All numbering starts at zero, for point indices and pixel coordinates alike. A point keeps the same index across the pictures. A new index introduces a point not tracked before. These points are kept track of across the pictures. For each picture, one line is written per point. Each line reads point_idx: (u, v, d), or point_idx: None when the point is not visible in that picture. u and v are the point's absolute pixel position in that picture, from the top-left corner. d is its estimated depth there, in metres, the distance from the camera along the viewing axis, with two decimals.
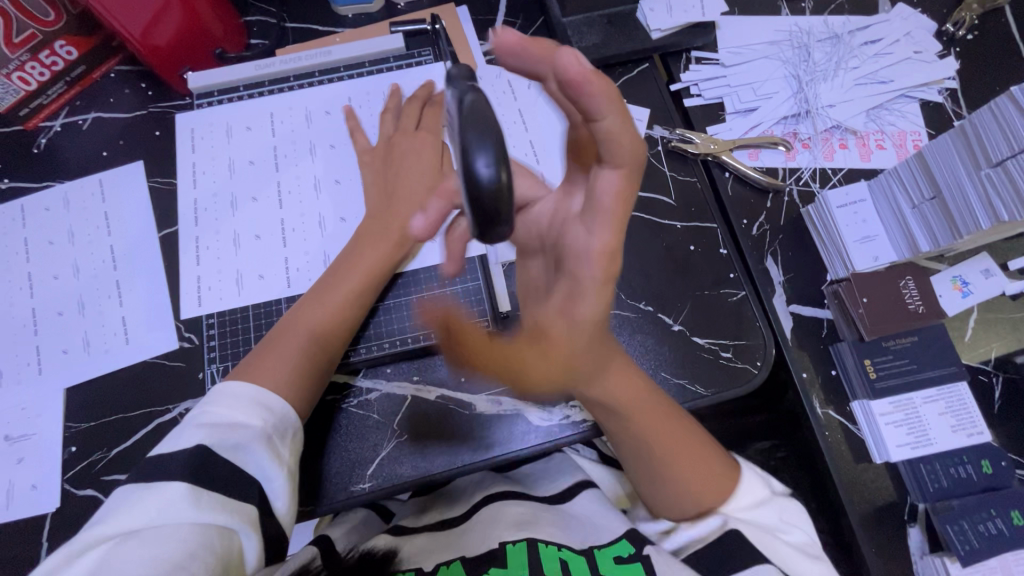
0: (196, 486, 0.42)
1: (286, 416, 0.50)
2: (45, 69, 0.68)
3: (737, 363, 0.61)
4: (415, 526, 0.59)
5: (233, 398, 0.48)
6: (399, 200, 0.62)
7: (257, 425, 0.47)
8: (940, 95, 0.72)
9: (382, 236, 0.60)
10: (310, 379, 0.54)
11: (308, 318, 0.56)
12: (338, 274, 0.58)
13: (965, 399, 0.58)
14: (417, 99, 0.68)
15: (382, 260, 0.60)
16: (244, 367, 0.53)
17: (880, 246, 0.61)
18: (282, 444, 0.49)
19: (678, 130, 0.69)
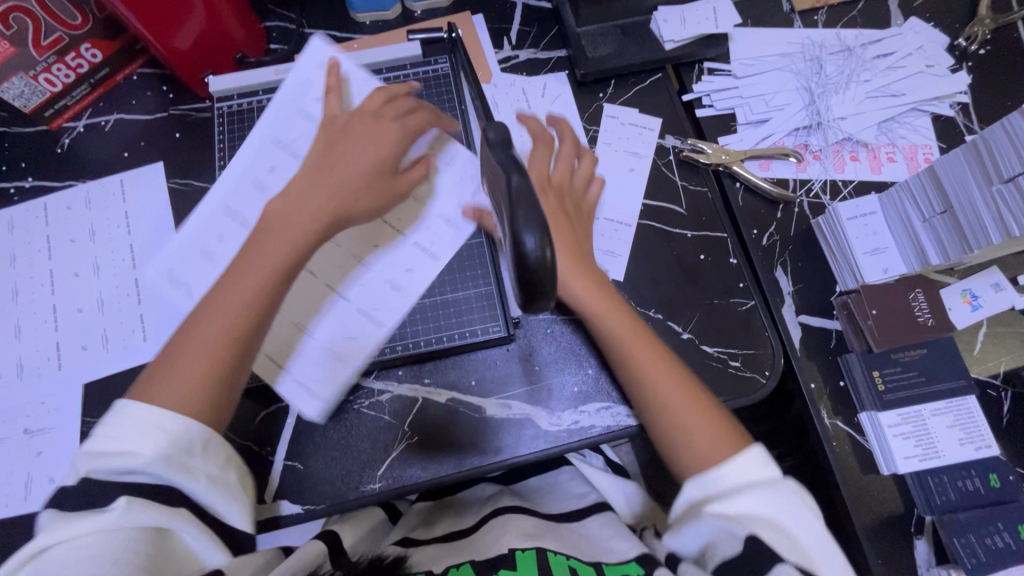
0: (128, 497, 0.43)
1: (182, 434, 0.44)
2: (70, 72, 0.69)
3: (746, 372, 0.61)
4: (426, 538, 0.60)
5: (123, 429, 0.44)
6: (330, 179, 0.53)
7: (148, 449, 0.43)
8: (952, 109, 0.72)
9: (296, 218, 0.51)
10: (219, 389, 0.47)
11: (208, 318, 0.48)
12: (241, 265, 0.50)
13: (973, 412, 0.58)
14: (396, 100, 0.60)
15: (292, 248, 0.50)
16: (146, 379, 0.47)
17: (890, 259, 0.61)
18: (192, 458, 0.44)
19: (690, 140, 0.70)
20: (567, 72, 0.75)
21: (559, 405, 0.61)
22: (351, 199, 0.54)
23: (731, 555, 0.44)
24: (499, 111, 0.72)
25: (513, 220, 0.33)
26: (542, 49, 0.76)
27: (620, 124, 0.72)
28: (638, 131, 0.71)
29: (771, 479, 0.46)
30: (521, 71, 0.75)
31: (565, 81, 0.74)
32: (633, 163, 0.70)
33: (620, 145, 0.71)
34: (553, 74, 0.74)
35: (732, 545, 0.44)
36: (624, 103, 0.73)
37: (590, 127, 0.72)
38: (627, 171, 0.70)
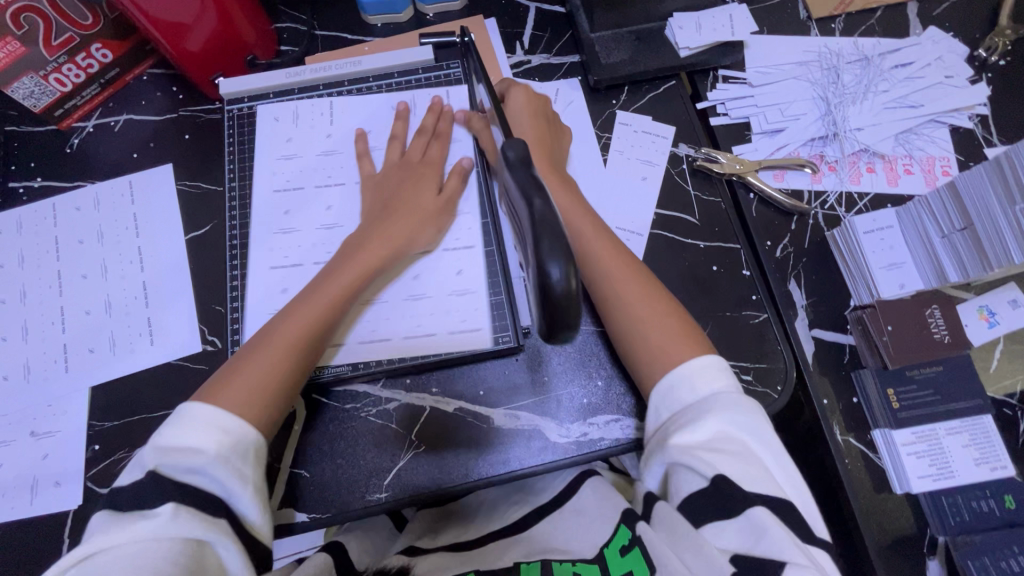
0: (178, 503, 0.42)
1: (242, 437, 0.47)
2: (81, 72, 0.69)
3: (758, 387, 0.60)
4: (429, 547, 0.59)
5: (188, 421, 0.47)
6: (391, 218, 0.61)
7: (211, 448, 0.46)
8: (971, 121, 0.71)
9: (365, 252, 0.58)
10: (275, 393, 0.51)
11: (279, 331, 0.53)
12: (309, 292, 0.56)
13: (989, 432, 0.57)
14: (426, 130, 0.67)
15: (355, 277, 0.57)
16: (208, 386, 0.51)
17: (906, 274, 0.61)
18: (244, 462, 0.47)
19: (704, 149, 0.69)
20: (579, 77, 0.74)
21: (567, 416, 0.60)
22: (406, 233, 0.60)
23: (691, 489, 0.46)
24: None
25: (537, 249, 0.30)
26: (555, 54, 0.75)
27: (633, 131, 0.71)
28: (651, 139, 0.71)
29: (722, 389, 0.49)
30: (533, 76, 0.74)
31: (578, 87, 0.73)
32: (646, 171, 0.69)
33: (632, 153, 0.70)
34: (565, 80, 0.73)
35: (696, 481, 0.46)
36: (637, 110, 0.72)
37: (602, 134, 0.71)
38: (639, 180, 0.69)
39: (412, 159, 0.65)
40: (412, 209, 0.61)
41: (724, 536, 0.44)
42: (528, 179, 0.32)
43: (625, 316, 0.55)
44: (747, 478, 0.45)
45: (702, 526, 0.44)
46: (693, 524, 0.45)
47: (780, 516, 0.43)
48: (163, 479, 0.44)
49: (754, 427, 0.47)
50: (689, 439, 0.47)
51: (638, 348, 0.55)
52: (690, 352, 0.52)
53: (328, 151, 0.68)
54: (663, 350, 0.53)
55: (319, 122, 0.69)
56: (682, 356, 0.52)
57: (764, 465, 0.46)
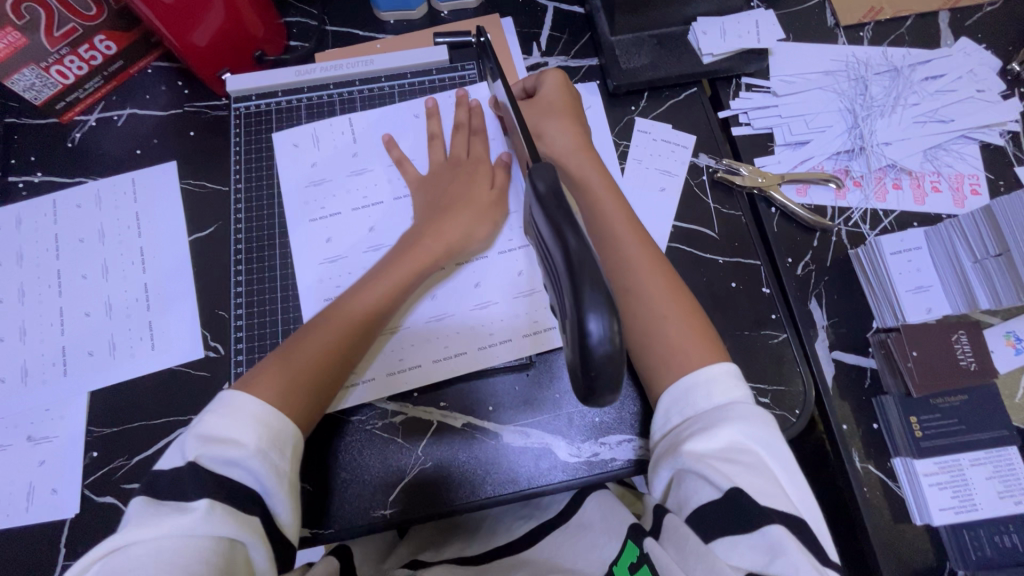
0: (212, 499, 0.41)
1: (282, 429, 0.47)
2: (83, 63, 0.67)
3: (775, 410, 0.58)
4: (434, 561, 0.58)
5: (233, 410, 0.45)
6: (445, 212, 0.59)
7: (252, 441, 0.45)
8: (1002, 137, 0.69)
9: (421, 247, 0.57)
10: (314, 387, 0.50)
11: (334, 319, 0.53)
12: (360, 287, 0.55)
13: (1015, 464, 0.56)
14: (461, 125, 0.65)
15: (409, 271, 0.56)
16: (257, 370, 0.50)
17: (933, 297, 0.59)
18: (282, 458, 0.46)
19: (726, 160, 0.67)
20: (598, 82, 0.71)
21: (578, 435, 0.59)
22: (461, 230, 0.59)
23: (702, 500, 0.42)
24: None
25: (577, 299, 0.29)
26: (573, 57, 0.72)
27: (651, 139, 0.69)
28: (671, 148, 0.68)
29: (735, 400, 0.46)
30: None
31: (596, 91, 0.70)
32: (664, 182, 0.67)
33: (650, 162, 0.68)
34: (583, 84, 0.71)
35: (708, 492, 0.42)
36: (657, 118, 0.70)
37: (620, 141, 0.69)
38: (657, 191, 0.66)
39: (459, 157, 0.63)
40: (467, 202, 0.60)
41: (736, 552, 0.40)
42: (559, 216, 0.31)
43: (642, 311, 0.53)
44: (763, 493, 0.41)
45: (711, 540, 0.41)
46: (702, 537, 0.41)
47: (795, 534, 0.40)
48: (202, 471, 0.42)
49: (768, 439, 0.44)
50: (699, 447, 0.44)
51: (653, 348, 0.52)
52: (708, 357, 0.50)
53: (338, 152, 0.65)
54: (678, 352, 0.50)
55: (333, 118, 0.66)
56: (699, 361, 0.49)
57: (779, 481, 0.43)
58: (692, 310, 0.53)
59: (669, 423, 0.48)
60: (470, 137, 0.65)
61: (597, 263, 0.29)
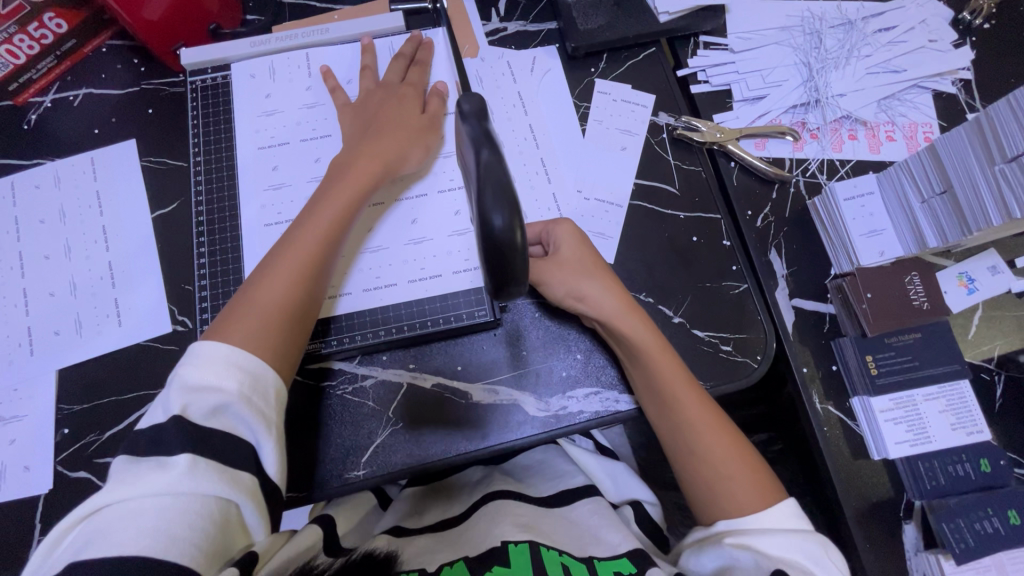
0: (194, 455, 0.41)
1: (262, 374, 0.46)
2: (34, 43, 0.66)
3: (737, 357, 0.60)
4: (417, 528, 0.58)
5: (206, 359, 0.44)
6: (375, 136, 0.58)
7: (233, 386, 0.44)
8: (954, 86, 0.70)
9: (351, 175, 0.55)
10: (281, 329, 0.49)
11: (289, 253, 0.51)
12: (270, 266, 0.51)
13: (966, 396, 0.58)
14: (404, 56, 0.65)
15: (329, 233, 0.53)
16: (214, 326, 0.48)
17: (887, 241, 0.60)
18: (266, 403, 0.46)
19: (684, 117, 0.68)
20: (557, 45, 0.71)
21: (546, 390, 0.60)
22: (395, 152, 0.58)
23: None
24: (483, 86, 0.69)
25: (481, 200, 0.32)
26: (532, 21, 0.72)
27: (611, 100, 0.69)
28: (631, 108, 0.69)
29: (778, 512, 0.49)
30: (509, 44, 0.71)
31: (555, 55, 0.71)
32: (625, 141, 0.67)
33: (611, 122, 0.68)
34: (542, 47, 0.71)
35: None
36: (616, 78, 0.70)
37: (581, 103, 0.69)
38: (619, 150, 0.67)
39: (391, 83, 0.63)
40: (399, 124, 0.59)
41: None
42: (479, 134, 0.34)
43: (702, 481, 0.52)
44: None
45: None
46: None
47: None
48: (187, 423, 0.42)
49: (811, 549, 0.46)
50: (765, 547, 0.46)
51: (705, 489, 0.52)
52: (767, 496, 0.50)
53: (303, 111, 0.65)
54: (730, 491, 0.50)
55: (292, 77, 0.66)
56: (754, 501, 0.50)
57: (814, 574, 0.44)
58: (738, 441, 0.53)
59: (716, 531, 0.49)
60: (409, 67, 0.65)
61: (504, 172, 0.33)
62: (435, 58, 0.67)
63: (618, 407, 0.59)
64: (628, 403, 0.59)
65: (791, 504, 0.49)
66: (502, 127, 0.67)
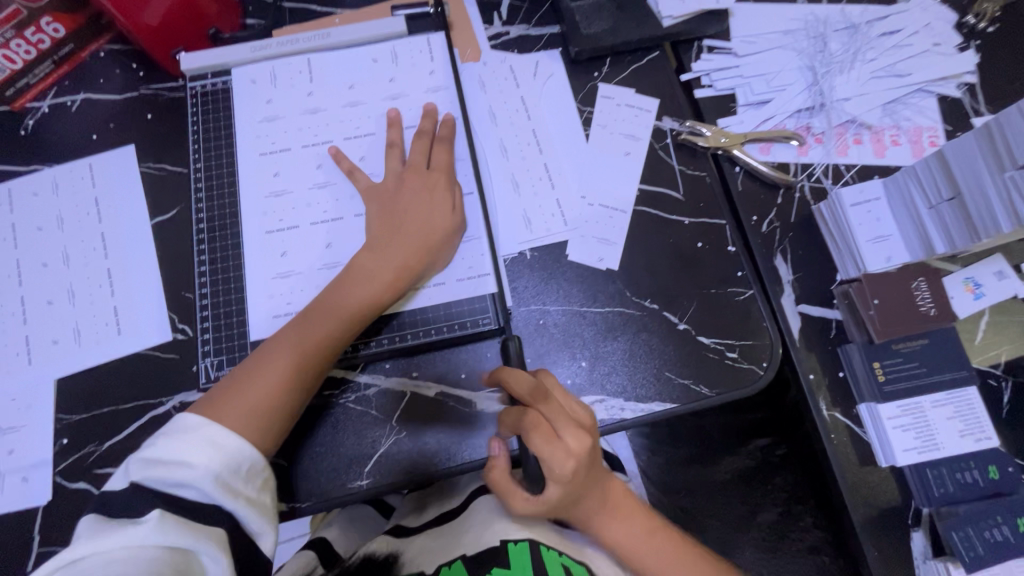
0: (163, 512, 0.42)
1: (238, 452, 0.46)
2: (31, 48, 0.65)
3: (742, 364, 0.59)
4: (416, 524, 0.62)
5: (183, 434, 0.45)
6: (399, 236, 0.57)
7: (202, 463, 0.44)
8: (959, 90, 0.70)
9: (369, 278, 0.56)
10: (268, 423, 0.50)
11: (290, 344, 0.52)
12: (270, 346, 0.53)
13: (974, 404, 0.57)
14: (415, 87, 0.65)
15: (330, 335, 0.54)
16: (209, 398, 0.50)
17: (893, 247, 0.60)
18: (237, 481, 0.45)
19: (688, 122, 0.67)
20: (560, 49, 0.71)
21: None
22: (414, 257, 0.57)
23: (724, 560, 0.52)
24: (486, 90, 0.68)
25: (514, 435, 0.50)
26: (535, 25, 0.72)
27: (615, 104, 0.69)
28: (635, 113, 0.68)
29: None
30: (512, 48, 0.71)
31: (558, 59, 0.70)
32: (629, 146, 0.67)
33: (615, 128, 0.68)
34: (545, 52, 0.70)
35: None
36: (620, 83, 0.70)
37: (584, 108, 0.69)
38: (622, 155, 0.67)
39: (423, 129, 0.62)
40: (423, 213, 0.58)
41: None
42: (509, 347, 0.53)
43: None
44: None
45: None
46: None
47: None
48: (154, 493, 0.43)
49: None
50: None
51: None
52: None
53: (304, 116, 0.65)
54: None
55: (294, 82, 0.66)
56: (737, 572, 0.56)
57: None
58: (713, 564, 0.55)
59: None
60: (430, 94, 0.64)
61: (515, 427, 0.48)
62: (436, 65, 0.67)
63: (623, 415, 0.58)
64: (633, 411, 0.58)
65: None
66: (506, 132, 0.67)
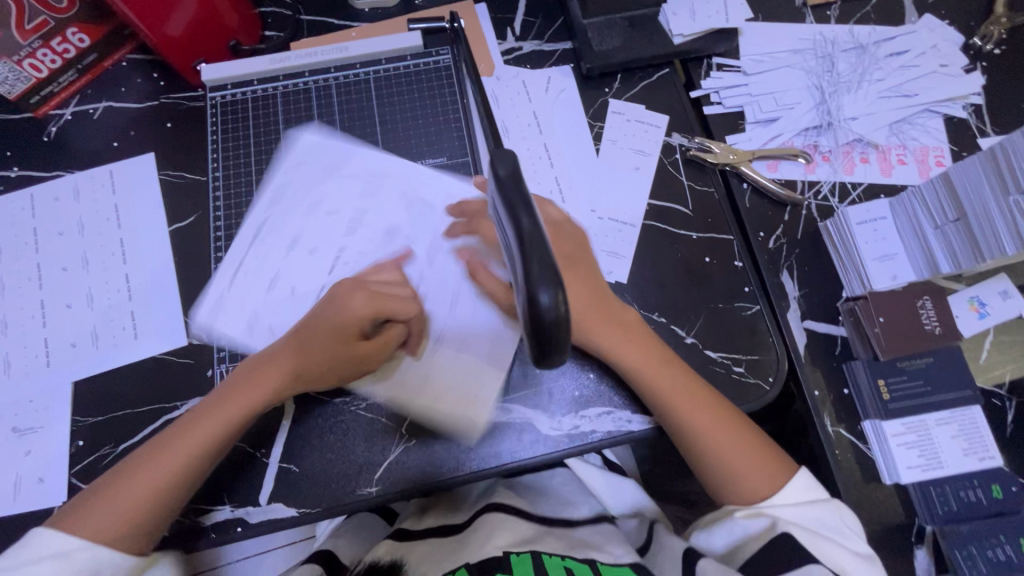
0: None
1: (103, 556, 0.49)
2: (56, 57, 0.67)
3: (749, 378, 0.60)
4: (417, 530, 0.61)
5: (35, 545, 0.48)
6: (306, 334, 0.54)
7: (41, 572, 0.48)
8: (965, 110, 0.71)
9: (267, 374, 0.54)
10: (150, 515, 0.52)
11: (176, 444, 0.52)
12: (163, 440, 0.53)
13: (978, 422, 0.58)
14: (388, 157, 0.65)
15: (213, 436, 0.53)
16: (101, 486, 0.52)
17: (899, 265, 0.61)
18: (104, 574, 0.49)
19: (698, 138, 0.68)
20: (572, 65, 0.72)
21: (559, 409, 0.60)
22: (315, 367, 0.54)
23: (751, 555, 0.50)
24: (498, 104, 0.70)
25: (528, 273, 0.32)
26: (547, 41, 0.73)
27: (625, 120, 0.70)
28: (644, 128, 0.69)
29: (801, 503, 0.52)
30: (524, 63, 0.72)
31: (570, 75, 0.71)
32: (639, 161, 0.68)
33: (625, 143, 0.69)
34: (557, 67, 0.72)
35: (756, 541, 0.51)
36: (630, 98, 0.71)
37: (595, 123, 0.70)
38: (632, 170, 0.68)
39: None
40: (329, 321, 0.53)
41: None
42: (514, 196, 0.34)
43: (718, 471, 0.54)
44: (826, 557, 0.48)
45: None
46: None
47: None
48: None
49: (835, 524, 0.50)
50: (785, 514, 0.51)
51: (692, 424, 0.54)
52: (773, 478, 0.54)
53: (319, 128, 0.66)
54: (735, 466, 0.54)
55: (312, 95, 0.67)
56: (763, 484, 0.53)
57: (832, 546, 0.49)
58: (734, 425, 0.55)
59: (724, 508, 0.54)
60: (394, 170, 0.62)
61: (546, 243, 0.33)
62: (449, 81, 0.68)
63: (631, 427, 0.59)
64: (641, 423, 0.59)
65: (803, 476, 0.54)
66: (517, 145, 0.68)
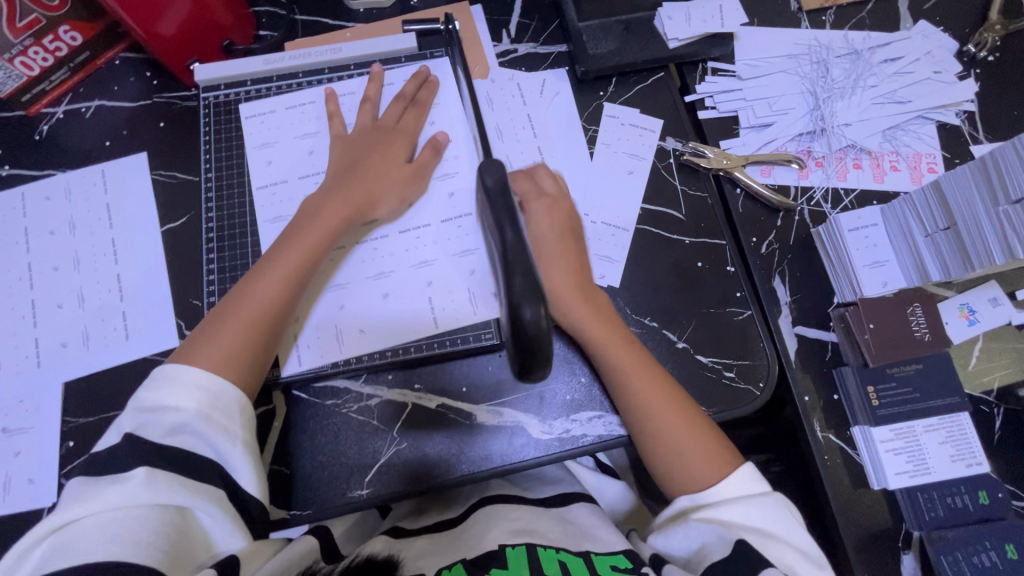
0: (151, 468, 0.43)
1: (225, 393, 0.48)
2: (48, 55, 0.66)
3: (740, 383, 0.60)
4: (415, 529, 0.60)
5: (172, 383, 0.46)
6: (348, 181, 0.60)
7: (189, 406, 0.46)
8: (958, 117, 0.71)
9: (323, 215, 0.57)
10: (257, 354, 0.51)
11: (246, 298, 0.52)
12: (233, 297, 0.53)
13: (965, 428, 0.59)
14: (405, 96, 0.66)
15: (289, 275, 0.54)
16: (186, 350, 0.50)
17: (890, 272, 0.61)
18: (230, 421, 0.47)
19: (692, 143, 0.68)
20: (567, 68, 0.72)
21: (550, 413, 0.60)
22: (366, 196, 0.59)
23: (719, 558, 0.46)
24: (493, 107, 0.70)
25: (511, 286, 0.32)
26: (543, 43, 0.73)
27: (619, 124, 0.70)
28: (638, 132, 0.69)
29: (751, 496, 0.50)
30: (519, 65, 0.72)
31: (565, 78, 0.71)
32: (633, 165, 0.68)
33: (619, 146, 0.69)
34: (553, 70, 0.72)
35: (719, 545, 0.46)
36: (625, 102, 0.71)
37: (590, 127, 0.70)
38: (626, 174, 0.68)
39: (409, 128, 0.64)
40: (383, 173, 0.61)
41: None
42: (502, 209, 0.34)
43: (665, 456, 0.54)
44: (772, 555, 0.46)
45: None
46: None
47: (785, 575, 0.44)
48: (140, 441, 0.44)
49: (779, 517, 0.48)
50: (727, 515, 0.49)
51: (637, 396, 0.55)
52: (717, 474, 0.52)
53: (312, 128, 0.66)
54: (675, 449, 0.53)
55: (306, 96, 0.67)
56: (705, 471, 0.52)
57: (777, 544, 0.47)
58: (684, 410, 0.55)
59: (679, 507, 0.52)
60: (408, 107, 0.66)
61: (528, 255, 0.33)
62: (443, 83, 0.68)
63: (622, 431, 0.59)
64: None
65: (747, 470, 0.52)
66: (511, 148, 0.68)
